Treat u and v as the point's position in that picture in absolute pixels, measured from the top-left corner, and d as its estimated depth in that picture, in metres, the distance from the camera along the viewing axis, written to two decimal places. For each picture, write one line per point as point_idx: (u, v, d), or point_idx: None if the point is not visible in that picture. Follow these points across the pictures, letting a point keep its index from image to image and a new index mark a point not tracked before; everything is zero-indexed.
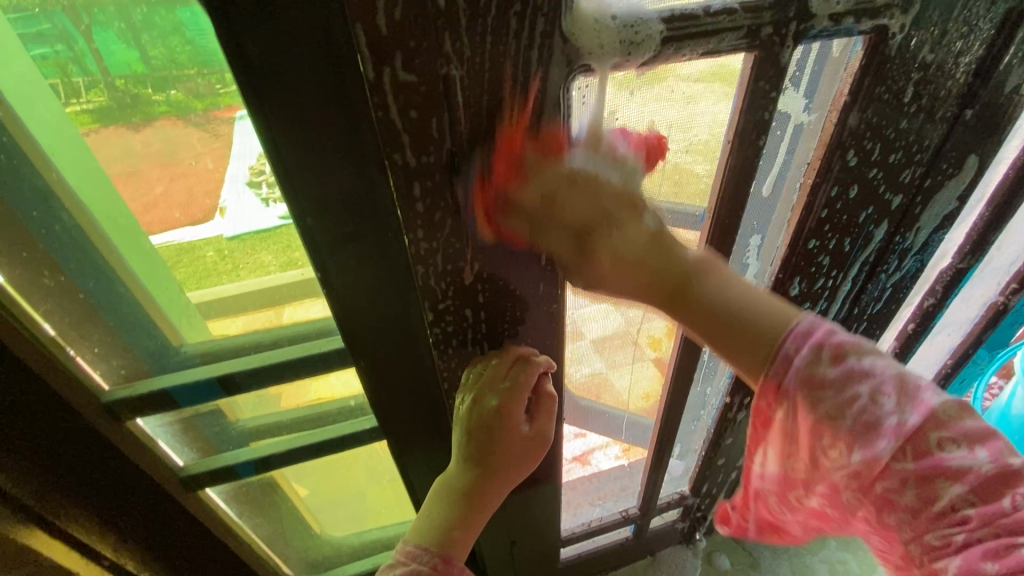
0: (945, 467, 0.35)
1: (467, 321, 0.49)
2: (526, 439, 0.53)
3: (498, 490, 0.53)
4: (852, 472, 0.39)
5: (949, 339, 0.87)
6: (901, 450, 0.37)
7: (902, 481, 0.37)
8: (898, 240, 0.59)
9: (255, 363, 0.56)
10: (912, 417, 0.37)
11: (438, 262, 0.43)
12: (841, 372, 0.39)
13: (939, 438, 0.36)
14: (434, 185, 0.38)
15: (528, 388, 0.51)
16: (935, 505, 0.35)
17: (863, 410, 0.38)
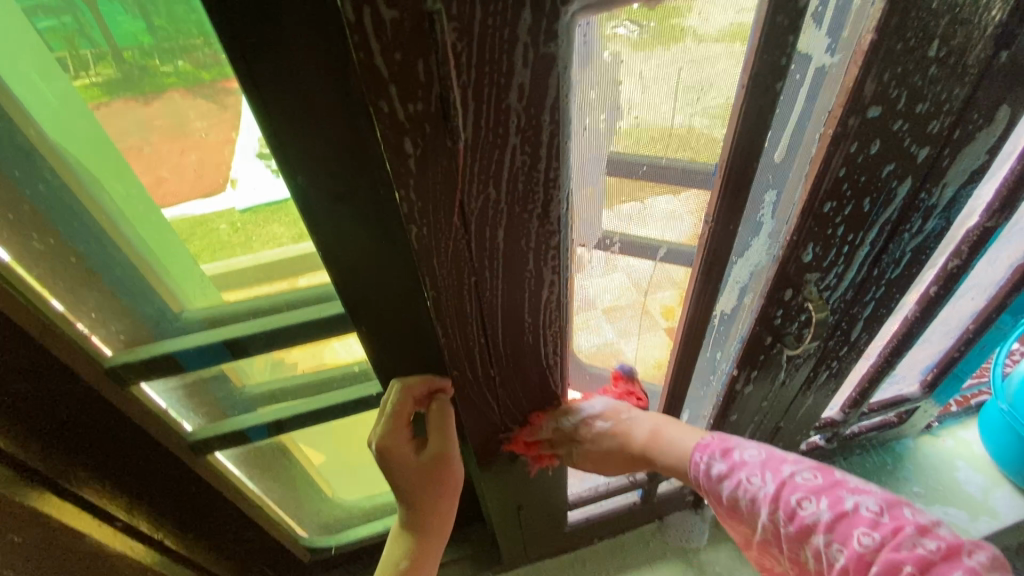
0: (807, 524, 0.52)
1: (466, 286, 0.46)
2: (426, 466, 0.59)
3: (434, 510, 0.61)
4: (767, 538, 0.56)
5: (971, 303, 0.84)
6: (782, 521, 0.53)
7: (796, 543, 0.52)
8: (923, 197, 0.56)
9: (258, 327, 0.55)
10: (771, 488, 0.55)
11: (431, 224, 0.40)
12: (727, 470, 0.60)
13: (797, 498, 0.53)
14: (426, 138, 0.35)
15: (404, 416, 0.55)
16: (816, 553, 0.51)
17: (745, 490, 0.57)
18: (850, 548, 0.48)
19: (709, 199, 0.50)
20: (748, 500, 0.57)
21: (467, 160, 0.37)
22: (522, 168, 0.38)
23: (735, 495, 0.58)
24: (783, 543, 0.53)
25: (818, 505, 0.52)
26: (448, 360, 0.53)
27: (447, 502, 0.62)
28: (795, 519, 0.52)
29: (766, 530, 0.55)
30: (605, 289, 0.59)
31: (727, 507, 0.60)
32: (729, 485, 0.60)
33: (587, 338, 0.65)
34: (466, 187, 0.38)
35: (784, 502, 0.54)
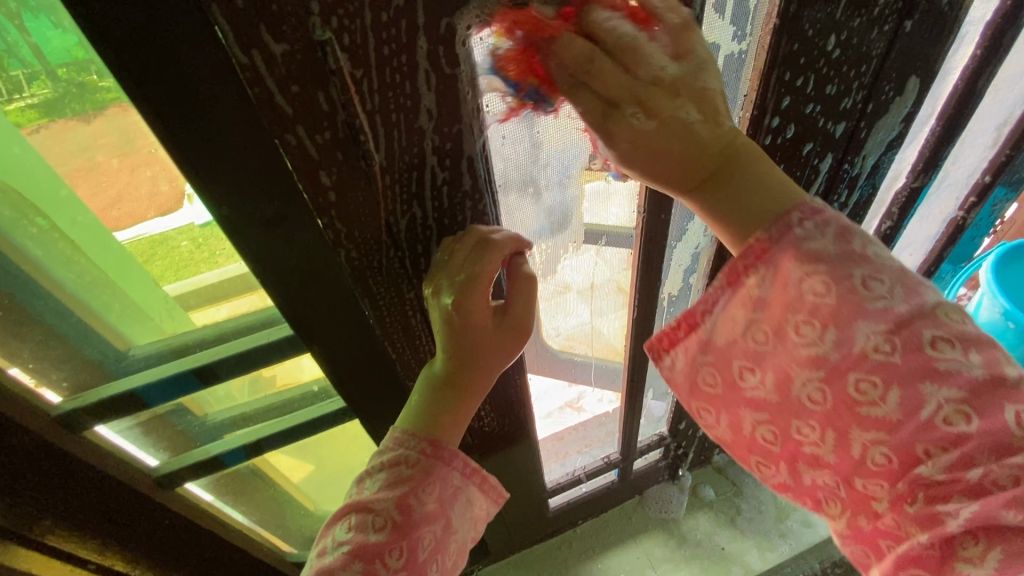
0: (936, 370, 0.33)
1: (408, 302, 0.47)
2: (502, 330, 0.45)
3: (481, 382, 0.47)
4: (824, 357, 0.37)
5: (912, 258, 0.87)
6: (887, 345, 0.34)
7: (880, 379, 0.35)
8: (846, 168, 0.58)
9: (212, 356, 0.56)
10: (901, 308, 0.35)
11: (361, 246, 0.40)
12: (839, 252, 0.37)
13: (932, 338, 0.34)
14: (340, 165, 0.35)
15: (490, 273, 0.41)
16: (919, 413, 0.33)
17: (854, 290, 0.36)
18: (982, 423, 0.32)
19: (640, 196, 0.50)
20: (838, 308, 0.36)
21: (387, 183, 0.37)
22: (445, 184, 0.39)
23: (819, 287, 0.37)
24: (865, 374, 0.35)
25: (968, 357, 0.33)
26: (402, 368, 0.55)
27: (494, 379, 0.47)
28: (914, 360, 0.34)
29: (842, 345, 0.36)
30: (571, 272, 0.59)
31: (817, 280, 0.37)
32: (837, 268, 0.36)
33: (558, 322, 0.66)
34: (390, 210, 0.39)
35: (911, 328, 0.34)
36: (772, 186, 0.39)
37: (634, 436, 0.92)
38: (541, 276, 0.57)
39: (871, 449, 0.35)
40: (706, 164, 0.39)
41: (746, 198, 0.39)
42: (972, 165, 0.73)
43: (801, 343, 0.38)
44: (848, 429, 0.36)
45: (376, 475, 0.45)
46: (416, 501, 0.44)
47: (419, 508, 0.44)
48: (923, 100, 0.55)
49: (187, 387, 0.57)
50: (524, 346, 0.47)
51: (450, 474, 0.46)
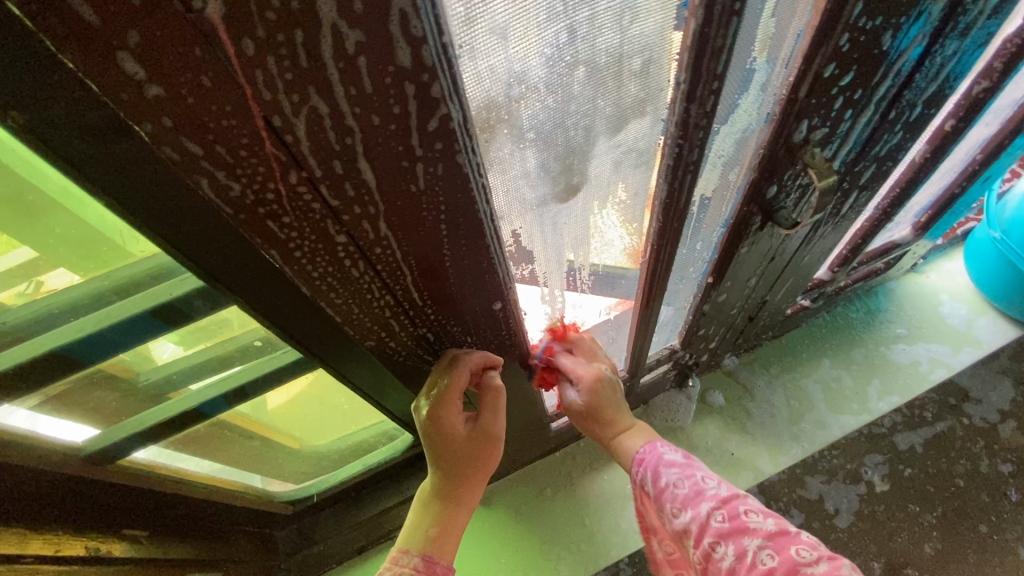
0: (749, 527, 0.51)
1: (342, 249, 0.31)
2: (471, 440, 0.51)
3: (469, 486, 0.52)
4: (687, 530, 0.55)
5: (985, 130, 0.71)
6: (719, 514, 0.53)
7: (717, 534, 0.52)
8: (967, 6, 0.40)
9: (98, 323, 0.42)
10: (726, 493, 0.55)
11: (240, 171, 0.24)
12: (683, 460, 0.62)
13: (746, 509, 0.53)
14: (139, 20, 0.18)
15: (457, 392, 0.48)
16: (747, 557, 0.49)
17: (696, 484, 0.58)
18: (782, 560, 0.48)
19: (677, 50, 0.33)
20: (688, 494, 0.57)
21: (252, 55, 0.20)
22: (361, 54, 0.22)
23: (679, 483, 0.59)
24: (713, 537, 0.52)
25: (766, 520, 0.51)
26: (356, 331, 0.41)
27: (477, 488, 0.53)
28: (730, 524, 0.52)
29: (694, 521, 0.55)
30: (535, 184, 0.39)
31: (679, 496, 0.58)
32: (688, 502, 0.56)
33: (538, 253, 0.47)
34: (269, 104, 0.22)
35: (731, 504, 0.54)
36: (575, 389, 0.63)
37: (643, 356, 0.81)
38: (519, 201, 0.39)
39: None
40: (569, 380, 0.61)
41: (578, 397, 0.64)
42: None
43: (675, 520, 0.57)
44: (712, 574, 0.52)
45: None
46: None
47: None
48: None
49: (92, 355, 0.44)
50: (501, 446, 0.53)
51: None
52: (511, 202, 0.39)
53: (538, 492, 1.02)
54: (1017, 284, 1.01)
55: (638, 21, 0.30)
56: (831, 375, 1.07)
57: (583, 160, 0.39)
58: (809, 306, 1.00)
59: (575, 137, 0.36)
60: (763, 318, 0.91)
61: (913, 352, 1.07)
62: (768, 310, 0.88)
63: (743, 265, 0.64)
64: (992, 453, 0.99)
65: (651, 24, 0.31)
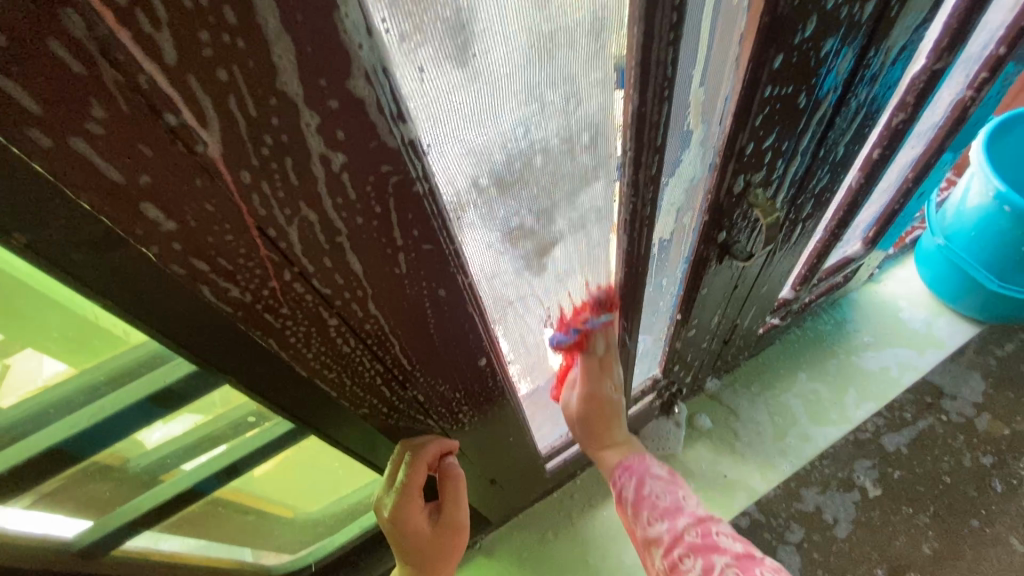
0: (721, 547, 0.68)
1: (333, 330, 0.33)
2: (436, 529, 0.57)
3: (438, 564, 0.58)
4: None
5: (912, 151, 0.78)
6: None
7: None
8: (870, 59, 0.45)
9: (94, 416, 0.42)
10: None
11: (241, 277, 0.27)
12: None
13: None
14: (154, 169, 0.21)
15: (417, 487, 0.54)
16: None
17: None
18: None
19: (621, 125, 0.37)
20: None
21: (249, 182, 0.23)
22: (346, 170, 0.25)
23: (663, 495, 0.76)
24: None
25: None
26: (349, 401, 0.42)
27: (447, 567, 0.59)
28: (703, 542, 0.69)
29: (669, 532, 0.71)
30: (506, 249, 0.42)
31: None
32: None
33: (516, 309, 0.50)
34: (267, 220, 0.25)
35: None
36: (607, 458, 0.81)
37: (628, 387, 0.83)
38: (491, 266, 0.42)
39: (695, 562, 0.68)
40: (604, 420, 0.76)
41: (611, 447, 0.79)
42: (989, 34, 0.62)
43: None
44: None
45: None
46: None
47: None
48: None
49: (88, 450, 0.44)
50: (465, 527, 0.59)
51: None
52: (483, 269, 0.41)
53: (538, 536, 1.01)
54: (966, 286, 1.08)
55: (584, 106, 0.34)
56: (809, 389, 1.10)
57: (547, 225, 0.43)
58: (779, 323, 1.04)
59: (540, 205, 0.40)
60: (737, 340, 0.95)
61: (881, 358, 1.12)
62: (740, 333, 0.92)
63: (711, 295, 0.68)
64: (973, 446, 1.04)
65: (595, 106, 0.35)
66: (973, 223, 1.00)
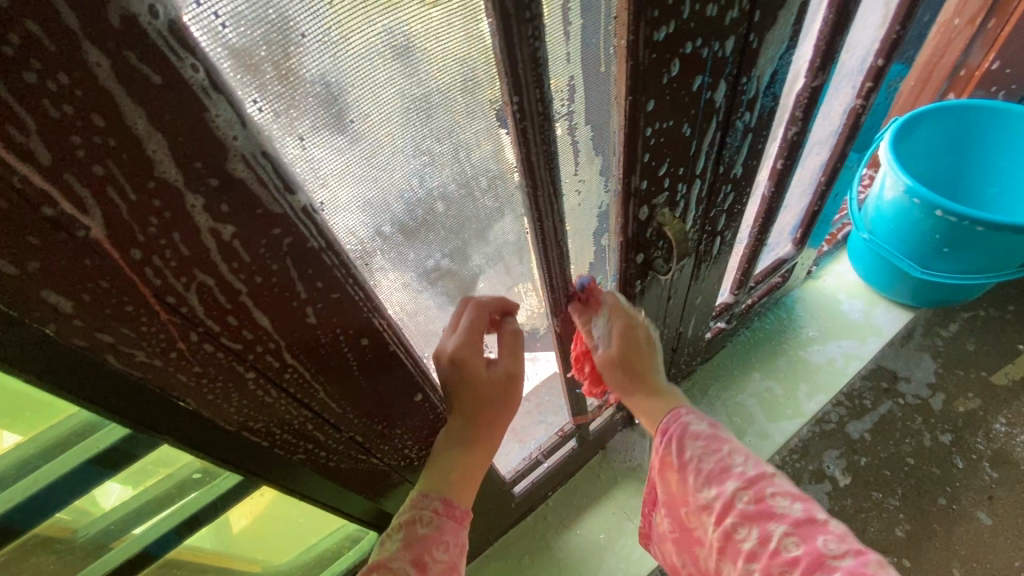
0: (776, 513, 0.47)
1: (252, 381, 0.35)
2: (496, 384, 0.50)
3: (492, 426, 0.52)
4: (710, 505, 0.51)
5: (819, 157, 0.84)
6: (745, 495, 0.49)
7: (741, 523, 0.48)
8: (744, 86, 0.50)
9: (27, 489, 0.43)
10: (751, 471, 0.51)
11: (148, 340, 0.29)
12: (711, 432, 0.55)
13: (774, 491, 0.48)
14: (44, 256, 0.23)
15: (476, 332, 0.47)
16: (770, 544, 0.46)
17: (722, 459, 0.52)
18: (807, 548, 0.44)
19: (516, 166, 0.40)
20: (715, 470, 0.52)
21: (140, 258, 0.25)
22: (238, 238, 0.27)
23: (704, 457, 0.53)
24: (737, 519, 0.48)
25: (793, 504, 0.47)
26: (283, 449, 0.43)
27: (501, 428, 0.53)
28: (757, 508, 0.48)
29: (718, 498, 0.50)
30: (423, 287, 0.44)
31: (705, 467, 0.53)
32: (762, 533, 0.47)
33: None
34: (164, 288, 0.27)
35: (758, 484, 0.49)
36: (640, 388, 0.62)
37: (582, 403, 0.85)
38: (412, 303, 0.44)
39: (740, 565, 0.47)
40: (637, 367, 0.62)
41: (631, 368, 0.62)
42: (864, 50, 0.68)
43: (695, 491, 0.53)
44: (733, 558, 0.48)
45: (391, 535, 0.48)
46: (431, 557, 0.46)
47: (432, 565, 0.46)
48: (808, 6, 0.49)
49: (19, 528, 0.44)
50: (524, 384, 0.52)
51: (459, 533, 0.49)
52: (404, 307, 0.44)
53: (516, 563, 1.01)
54: (895, 275, 1.15)
55: (474, 153, 0.38)
56: (764, 387, 1.14)
57: (463, 261, 0.45)
58: (726, 326, 1.08)
59: (452, 243, 0.43)
60: (686, 347, 0.98)
61: (827, 351, 1.18)
62: (688, 339, 0.95)
63: (646, 307, 0.71)
64: (931, 426, 1.09)
65: (486, 151, 0.38)
66: (892, 216, 1.07)
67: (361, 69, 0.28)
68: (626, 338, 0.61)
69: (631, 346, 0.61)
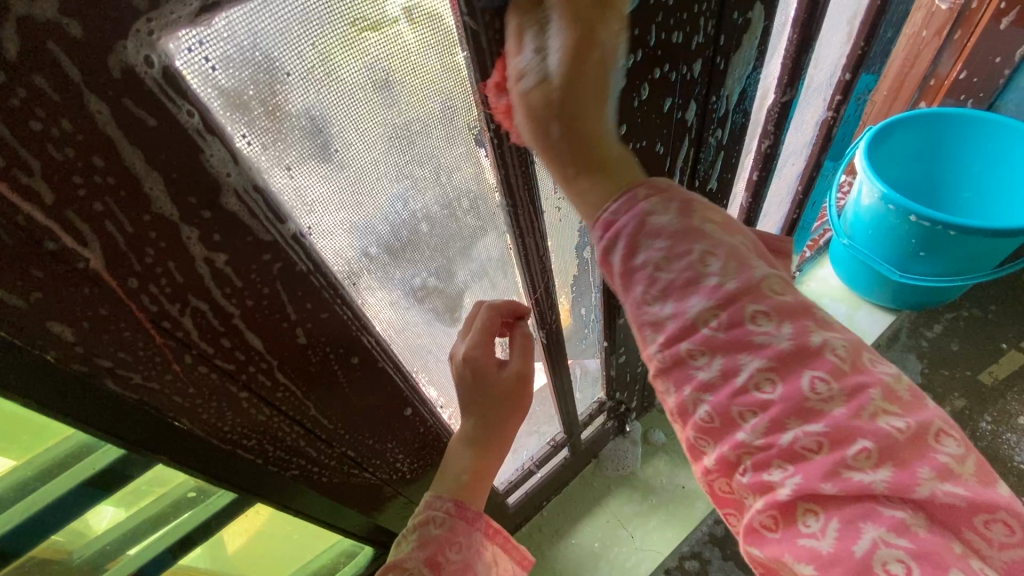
0: (754, 342, 0.29)
1: (245, 400, 0.36)
2: (509, 386, 0.52)
3: (504, 427, 0.54)
4: (658, 321, 0.32)
5: (795, 166, 0.86)
6: (714, 318, 0.30)
7: (707, 357, 0.30)
8: (714, 103, 0.52)
9: (27, 509, 0.44)
10: (735, 281, 0.30)
11: (144, 364, 0.30)
12: (681, 225, 0.32)
13: (755, 310, 0.30)
14: (45, 287, 0.24)
15: (487, 336, 0.49)
16: (737, 379, 0.29)
17: (692, 260, 0.31)
18: (787, 391, 0.28)
19: (497, 187, 0.42)
20: (674, 250, 0.32)
21: (136, 286, 0.27)
22: (230, 265, 0.29)
23: (659, 254, 0.32)
24: (696, 346, 0.30)
25: (782, 327, 0.29)
26: (276, 466, 0.44)
27: (512, 429, 0.55)
28: (734, 339, 0.30)
29: (670, 314, 0.31)
30: (410, 304, 0.46)
31: (670, 280, 0.31)
32: (738, 403, 0.29)
33: (436, 355, 0.54)
34: (158, 313, 0.28)
35: (736, 299, 0.30)
36: (585, 129, 0.35)
37: (572, 412, 0.86)
38: (399, 320, 0.46)
39: (696, 414, 0.31)
40: (582, 149, 0.36)
41: (582, 137, 0.35)
42: (832, 65, 0.71)
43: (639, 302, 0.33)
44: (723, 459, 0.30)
45: (408, 536, 0.50)
46: (444, 559, 0.49)
47: (446, 565, 0.48)
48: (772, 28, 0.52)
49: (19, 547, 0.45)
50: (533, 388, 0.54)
51: (473, 534, 0.52)
52: (392, 324, 0.45)
53: None
54: (876, 279, 1.18)
55: (456, 175, 0.40)
56: None
57: (448, 278, 0.47)
58: None
59: (438, 260, 0.45)
60: None
61: None
62: None
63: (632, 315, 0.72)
64: None
65: (467, 174, 0.40)
66: (870, 221, 1.09)
67: (345, 102, 0.30)
68: (585, 18, 0.33)
69: (583, 77, 0.34)
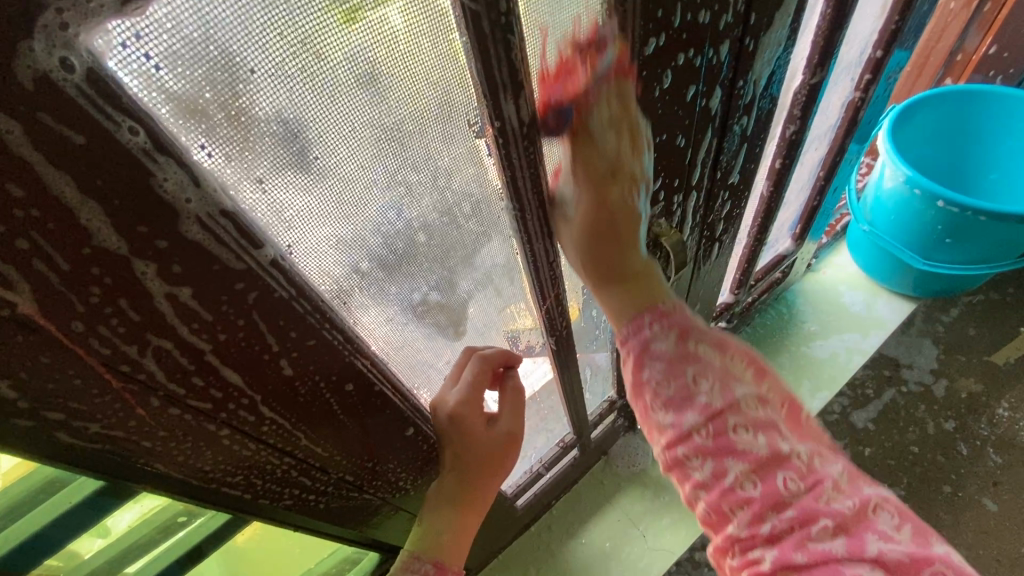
0: (736, 449, 0.39)
1: (224, 437, 0.33)
2: (493, 443, 0.51)
3: (485, 485, 0.53)
4: (675, 432, 0.41)
5: (817, 151, 0.81)
6: (702, 430, 0.40)
7: (701, 458, 0.40)
8: (740, 89, 0.47)
9: None
10: (718, 400, 0.40)
11: (101, 410, 0.26)
12: (680, 354, 0.42)
13: (736, 424, 0.39)
14: None
15: (477, 392, 0.48)
16: (725, 480, 0.39)
17: (687, 386, 0.41)
18: (764, 489, 0.38)
19: (502, 190, 0.38)
20: (680, 394, 0.41)
21: (82, 330, 0.23)
22: (195, 298, 0.25)
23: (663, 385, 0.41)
24: (690, 451, 0.40)
25: (757, 438, 0.39)
26: (267, 499, 0.41)
27: (493, 488, 0.54)
28: (716, 445, 0.39)
29: (675, 427, 0.41)
30: (408, 319, 0.42)
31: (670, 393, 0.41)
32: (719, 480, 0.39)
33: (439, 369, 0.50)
34: (113, 356, 0.24)
35: (721, 415, 0.39)
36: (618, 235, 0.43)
37: (582, 413, 0.83)
38: (397, 337, 0.42)
39: (697, 506, 0.41)
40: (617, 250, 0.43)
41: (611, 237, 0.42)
42: (863, 42, 0.65)
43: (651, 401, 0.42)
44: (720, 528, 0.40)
45: None
46: None
47: None
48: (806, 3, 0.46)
49: None
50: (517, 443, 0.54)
51: None
52: (390, 341, 0.41)
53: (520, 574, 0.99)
54: (895, 266, 1.13)
55: (456, 178, 0.35)
56: None
57: (449, 290, 0.43)
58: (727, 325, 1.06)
59: (436, 273, 0.40)
60: None
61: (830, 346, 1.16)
62: None
63: None
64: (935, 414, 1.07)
65: (468, 175, 0.36)
66: (892, 206, 1.04)
67: (325, 101, 0.26)
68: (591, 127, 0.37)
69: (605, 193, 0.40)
